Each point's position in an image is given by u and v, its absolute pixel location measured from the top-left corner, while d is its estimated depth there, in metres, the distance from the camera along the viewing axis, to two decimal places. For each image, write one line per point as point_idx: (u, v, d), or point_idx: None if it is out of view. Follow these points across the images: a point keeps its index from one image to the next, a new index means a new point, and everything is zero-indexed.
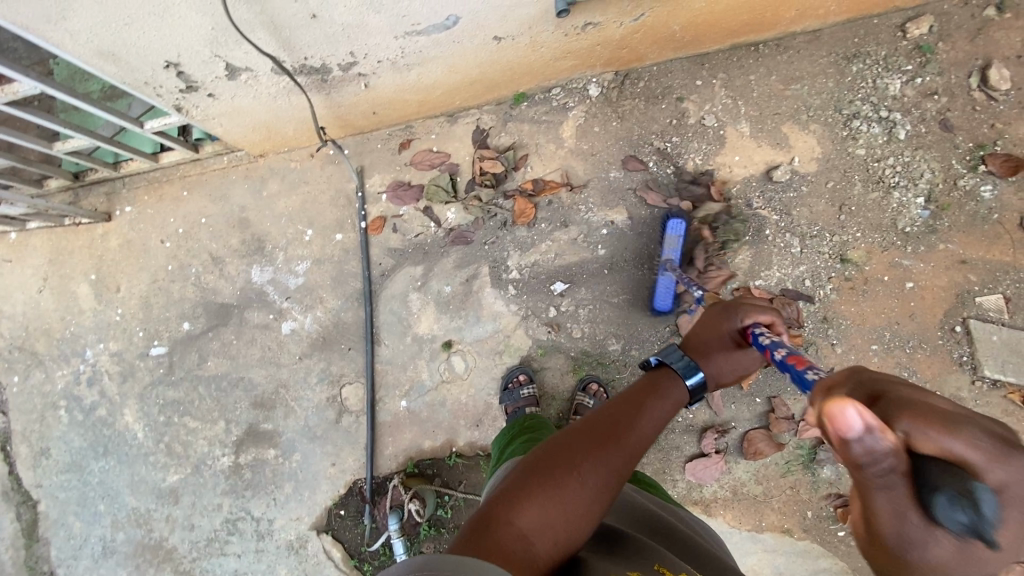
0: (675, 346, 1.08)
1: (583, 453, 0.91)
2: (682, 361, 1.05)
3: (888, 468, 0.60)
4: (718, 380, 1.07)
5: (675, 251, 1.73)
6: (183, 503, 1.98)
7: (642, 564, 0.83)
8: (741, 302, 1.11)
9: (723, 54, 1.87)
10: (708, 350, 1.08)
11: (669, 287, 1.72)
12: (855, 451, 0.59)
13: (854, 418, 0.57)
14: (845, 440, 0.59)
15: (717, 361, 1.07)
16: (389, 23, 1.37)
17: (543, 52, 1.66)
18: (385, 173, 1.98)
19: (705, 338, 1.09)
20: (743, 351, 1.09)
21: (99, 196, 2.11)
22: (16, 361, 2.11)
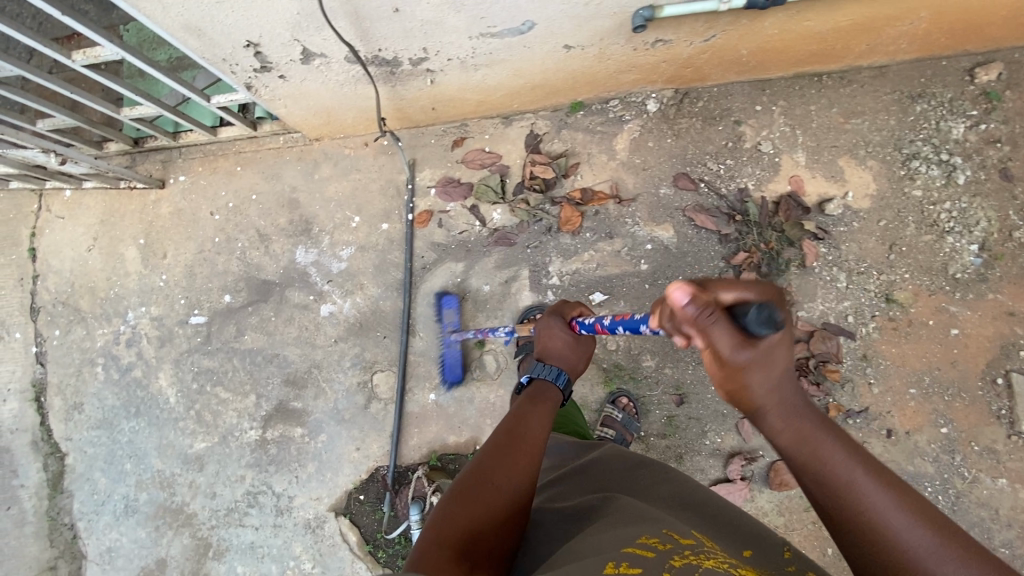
0: (536, 361, 1.48)
1: (492, 465, 1.15)
2: (547, 370, 1.44)
3: (713, 313, 0.86)
4: (575, 365, 1.50)
5: (454, 323, 1.93)
6: (207, 471, 2.02)
7: (651, 529, 1.08)
8: (558, 309, 1.59)
9: (785, 82, 1.87)
10: (555, 351, 1.50)
11: (456, 355, 1.92)
12: (691, 309, 0.86)
13: (681, 289, 0.87)
14: (685, 305, 0.87)
15: (567, 354, 1.49)
16: (467, 23, 1.38)
17: (609, 64, 1.66)
18: (436, 168, 2.01)
19: (548, 343, 1.50)
20: (577, 340, 1.52)
21: (155, 163, 2.16)
22: (59, 315, 2.17)
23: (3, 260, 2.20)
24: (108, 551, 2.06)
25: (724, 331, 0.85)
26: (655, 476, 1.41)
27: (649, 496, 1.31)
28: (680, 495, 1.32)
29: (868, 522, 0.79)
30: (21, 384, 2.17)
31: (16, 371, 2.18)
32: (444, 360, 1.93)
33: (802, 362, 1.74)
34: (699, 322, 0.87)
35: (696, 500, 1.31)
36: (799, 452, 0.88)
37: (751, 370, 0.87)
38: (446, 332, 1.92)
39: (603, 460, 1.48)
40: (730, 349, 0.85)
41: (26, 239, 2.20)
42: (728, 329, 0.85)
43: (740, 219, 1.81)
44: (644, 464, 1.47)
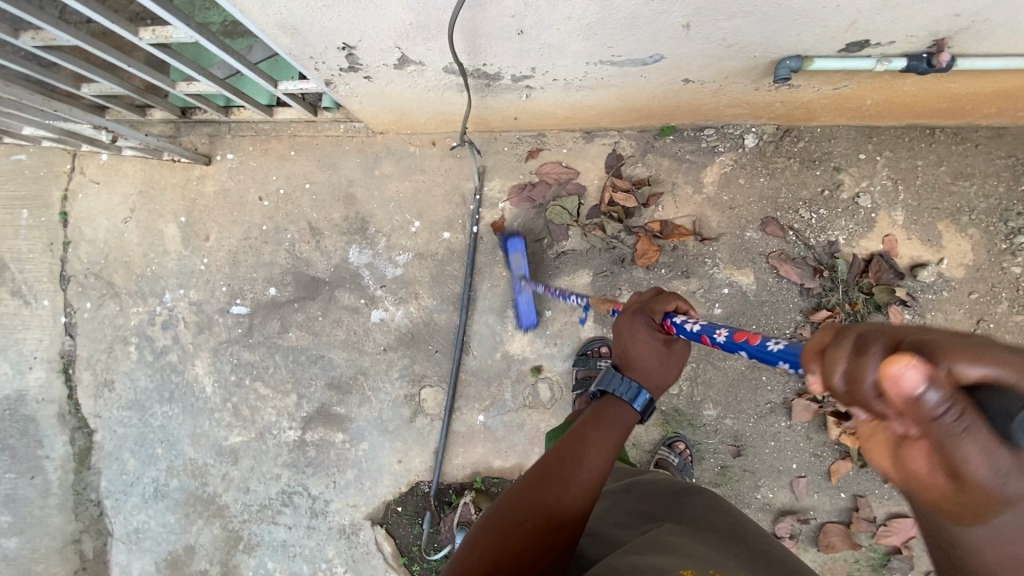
0: (612, 370, 1.17)
1: (529, 496, 0.98)
2: (623, 386, 1.14)
3: (966, 412, 0.44)
4: (661, 382, 1.15)
5: (523, 269, 1.82)
6: (242, 465, 1.98)
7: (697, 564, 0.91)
8: (650, 302, 1.14)
9: (895, 132, 1.74)
10: (640, 360, 1.13)
11: (529, 301, 1.84)
12: (929, 406, 0.44)
13: (914, 371, 0.44)
14: (919, 398, 0.44)
15: (652, 367, 1.13)
16: (591, 50, 1.23)
17: (722, 99, 1.52)
18: (507, 178, 1.89)
19: (628, 352, 1.14)
20: (667, 348, 1.12)
21: (202, 136, 2.02)
22: (91, 287, 2.06)
23: (34, 222, 2.08)
24: (135, 531, 2.04)
25: (981, 444, 0.44)
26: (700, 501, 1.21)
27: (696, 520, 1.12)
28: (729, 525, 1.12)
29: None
30: (48, 354, 2.08)
31: (42, 340, 2.08)
32: (516, 304, 1.85)
33: None
34: (935, 427, 0.45)
35: (748, 533, 1.10)
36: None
37: (1014, 499, 0.47)
38: (515, 278, 1.83)
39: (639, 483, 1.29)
40: (985, 472, 0.45)
41: (58, 202, 2.08)
42: (993, 444, 0.44)
43: (827, 274, 1.72)
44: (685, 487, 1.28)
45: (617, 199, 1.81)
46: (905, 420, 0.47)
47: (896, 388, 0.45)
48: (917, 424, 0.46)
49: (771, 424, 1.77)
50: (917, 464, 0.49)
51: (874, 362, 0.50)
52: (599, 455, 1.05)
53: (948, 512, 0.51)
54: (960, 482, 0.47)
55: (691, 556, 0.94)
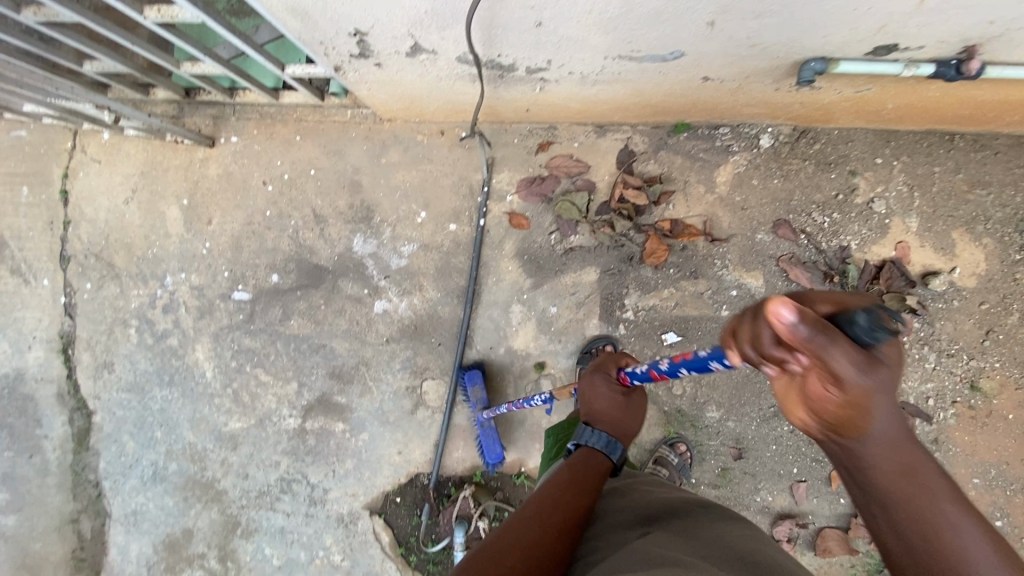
0: (583, 426, 1.22)
1: (513, 536, 0.95)
2: (595, 438, 1.20)
3: (827, 330, 0.57)
4: (628, 430, 1.22)
5: (482, 400, 1.81)
6: (241, 451, 1.98)
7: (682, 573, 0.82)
8: (603, 362, 1.29)
9: (913, 137, 1.71)
10: (607, 413, 1.22)
11: (493, 432, 1.80)
12: (801, 333, 0.57)
13: (783, 307, 0.57)
14: (792, 329, 0.57)
15: (618, 416, 1.22)
16: (610, 44, 1.20)
17: (741, 98, 1.49)
18: (516, 171, 1.85)
19: (593, 407, 1.23)
20: (626, 399, 1.23)
21: (206, 117, 1.98)
22: (91, 268, 2.04)
23: (34, 200, 2.05)
24: (133, 513, 2.04)
25: (844, 350, 0.57)
26: (698, 510, 1.11)
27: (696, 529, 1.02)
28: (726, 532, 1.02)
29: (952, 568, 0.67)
30: (48, 334, 2.06)
31: (42, 319, 2.06)
32: (480, 440, 1.81)
33: None
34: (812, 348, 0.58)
35: (744, 538, 1.00)
36: (895, 489, 0.71)
37: (878, 391, 0.61)
38: (477, 413, 1.79)
39: (631, 492, 1.20)
40: (855, 371, 0.58)
41: (58, 179, 2.05)
42: (850, 345, 0.57)
43: (837, 279, 1.70)
44: (680, 496, 1.18)
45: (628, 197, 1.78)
46: (795, 353, 0.60)
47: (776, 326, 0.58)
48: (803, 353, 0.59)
49: (773, 428, 1.77)
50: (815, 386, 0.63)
51: (763, 322, 0.61)
52: (581, 502, 1.07)
53: (845, 420, 0.65)
54: (841, 386, 0.60)
55: (675, 565, 0.85)
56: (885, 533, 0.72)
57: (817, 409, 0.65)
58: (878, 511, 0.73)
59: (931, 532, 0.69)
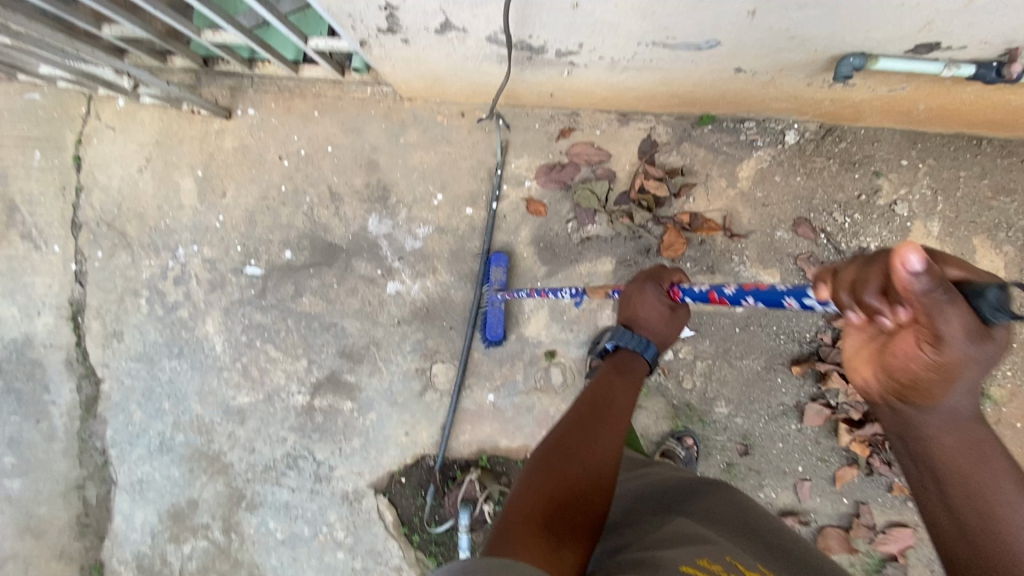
0: (623, 327, 1.28)
1: (575, 435, 1.06)
2: (633, 340, 1.26)
3: (949, 290, 0.59)
4: (666, 340, 1.29)
5: (502, 281, 1.80)
6: (248, 425, 1.98)
7: (713, 554, 0.86)
8: (657, 273, 1.29)
9: (940, 140, 1.69)
10: (647, 321, 1.26)
11: (500, 314, 1.81)
12: (920, 286, 0.58)
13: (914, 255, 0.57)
14: (914, 280, 0.58)
15: (658, 326, 1.26)
16: (645, 30, 1.17)
17: (771, 92, 1.46)
18: (536, 157, 1.83)
19: (637, 312, 1.27)
20: (671, 312, 1.26)
21: (223, 88, 1.95)
22: (102, 236, 2.03)
23: (46, 164, 2.03)
24: (139, 482, 2.06)
25: (959, 315, 0.60)
26: (712, 487, 1.15)
27: (713, 510, 1.06)
28: (746, 518, 1.05)
29: (1000, 549, 0.69)
30: (58, 301, 2.06)
31: (52, 286, 2.06)
32: (486, 317, 1.82)
33: (878, 440, 1.72)
34: (927, 303, 0.60)
35: (760, 521, 1.05)
36: (952, 461, 0.73)
37: (971, 362, 0.65)
38: (493, 291, 1.78)
39: (650, 472, 1.22)
40: (961, 336, 0.61)
41: (71, 145, 2.03)
42: (968, 311, 0.59)
43: None
44: (698, 477, 1.19)
45: (647, 187, 1.76)
46: (897, 307, 0.64)
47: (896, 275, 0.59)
48: (912, 306, 0.62)
49: (781, 425, 1.77)
50: (904, 343, 0.68)
51: (877, 273, 0.65)
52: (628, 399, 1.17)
53: (921, 382, 0.69)
54: (939, 347, 0.63)
55: (704, 545, 0.89)
56: (936, 509, 0.75)
57: (895, 371, 0.71)
58: (931, 484, 0.75)
59: (985, 510, 0.70)
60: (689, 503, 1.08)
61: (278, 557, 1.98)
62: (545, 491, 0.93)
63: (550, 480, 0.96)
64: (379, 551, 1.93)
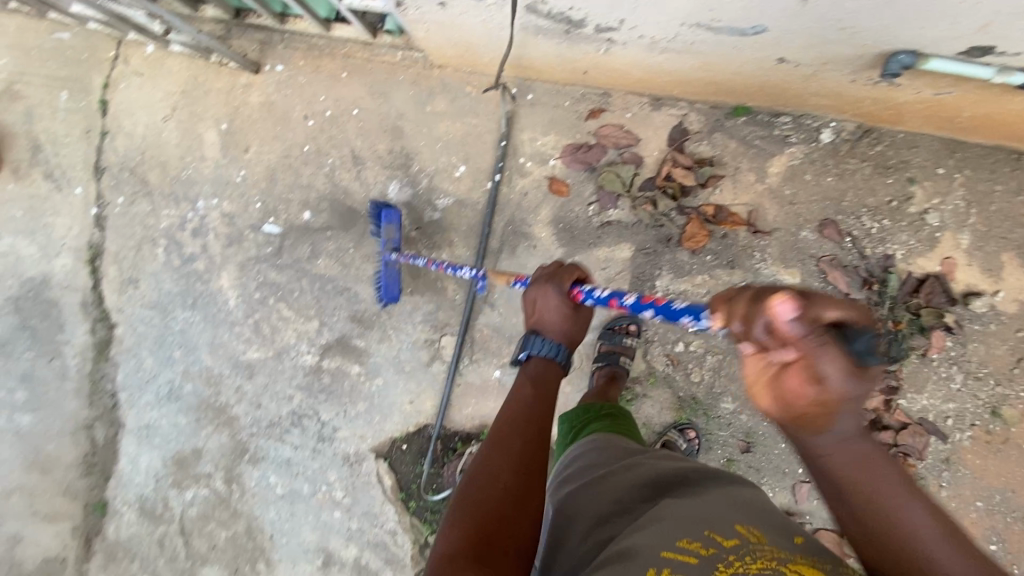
0: (531, 335, 1.23)
1: (498, 459, 1.02)
2: (543, 347, 1.22)
3: (820, 335, 0.71)
4: (576, 340, 1.25)
5: (394, 240, 1.77)
6: (256, 381, 2.01)
7: (689, 530, 0.85)
8: (557, 273, 1.23)
9: (980, 150, 1.64)
10: (553, 323, 1.21)
11: (394, 274, 1.81)
12: (792, 330, 0.70)
13: (783, 300, 0.70)
14: (788, 320, 0.70)
15: (565, 326, 1.22)
16: (690, 10, 1.14)
17: (811, 86, 1.42)
18: (562, 136, 1.81)
19: (543, 319, 1.21)
20: (574, 312, 1.21)
21: (252, 42, 1.93)
22: (124, 182, 2.03)
23: (72, 106, 2.03)
24: (146, 427, 2.10)
25: (831, 355, 0.70)
26: (713, 475, 1.09)
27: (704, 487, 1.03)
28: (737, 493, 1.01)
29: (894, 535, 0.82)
30: (77, 243, 2.08)
31: (72, 228, 2.07)
32: (381, 276, 1.80)
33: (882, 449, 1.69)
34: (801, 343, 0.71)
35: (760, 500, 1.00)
36: (851, 476, 0.86)
37: (846, 395, 0.73)
38: (385, 249, 1.77)
39: (646, 461, 1.17)
40: (835, 373, 0.70)
41: (98, 88, 2.03)
42: (838, 352, 0.70)
43: (875, 287, 1.66)
44: (694, 465, 1.15)
45: (675, 175, 1.74)
46: (787, 345, 0.72)
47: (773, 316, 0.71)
48: (795, 346, 0.71)
49: None
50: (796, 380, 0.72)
51: (763, 309, 0.74)
52: (547, 407, 1.15)
53: (809, 416, 0.76)
54: (821, 385, 0.71)
55: (683, 521, 0.87)
56: (844, 516, 0.88)
57: (784, 403, 0.75)
58: (835, 494, 0.88)
59: (881, 510, 0.84)
60: (680, 488, 1.04)
61: (276, 511, 2.02)
62: (468, 529, 0.90)
63: (475, 517, 0.92)
64: (375, 514, 1.96)
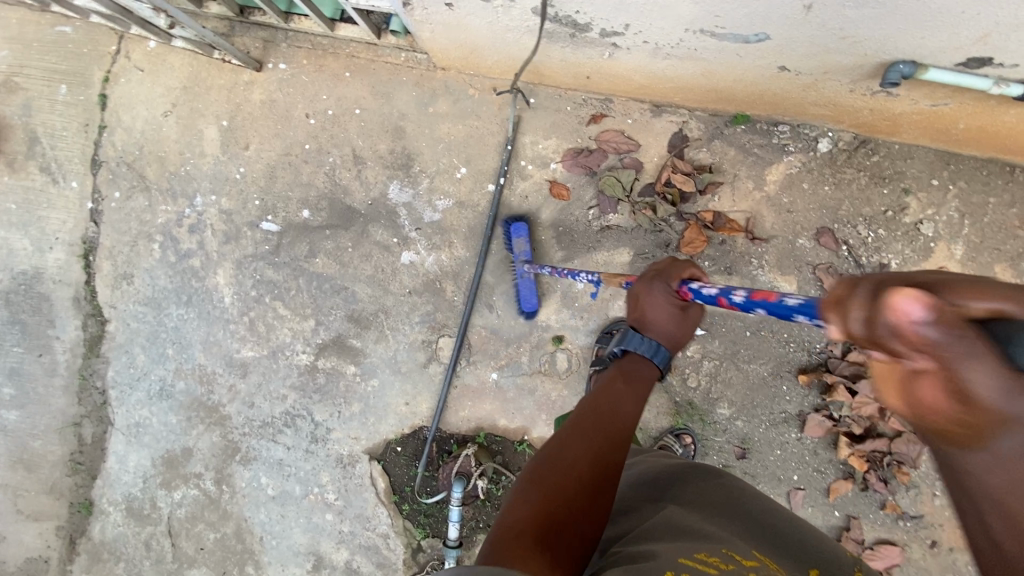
0: (632, 331, 1.22)
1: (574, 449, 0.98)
2: (642, 344, 1.20)
3: (965, 333, 0.49)
4: (681, 340, 1.21)
5: (526, 253, 1.79)
6: (250, 380, 1.99)
7: (709, 545, 0.85)
8: (666, 269, 1.18)
9: (974, 163, 1.67)
10: (655, 321, 1.19)
11: (531, 286, 1.80)
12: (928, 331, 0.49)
13: (910, 301, 0.50)
14: (928, 328, 0.49)
15: (665, 326, 1.18)
16: (695, 16, 1.16)
17: (810, 95, 1.44)
18: (564, 140, 1.82)
19: (645, 316, 1.19)
20: (683, 312, 1.17)
21: (255, 40, 1.94)
22: (121, 177, 2.02)
23: (71, 99, 2.02)
24: (136, 425, 2.06)
25: (986, 366, 0.48)
26: (711, 477, 1.12)
27: (708, 499, 1.05)
28: (740, 508, 1.03)
29: None
30: (71, 237, 2.05)
31: (67, 222, 2.05)
32: (519, 289, 1.82)
33: (876, 456, 1.73)
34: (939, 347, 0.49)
35: (760, 511, 1.03)
36: None
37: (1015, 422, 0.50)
38: (518, 262, 1.80)
39: (639, 465, 1.18)
40: (990, 391, 0.49)
41: (98, 82, 2.02)
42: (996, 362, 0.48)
43: None
44: (687, 464, 1.17)
45: (675, 181, 1.74)
46: (918, 354, 0.51)
47: (897, 320, 0.51)
48: (927, 353, 0.50)
49: (781, 433, 1.77)
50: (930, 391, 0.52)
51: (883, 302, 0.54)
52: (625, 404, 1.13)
53: (951, 439, 0.54)
54: (969, 405, 0.50)
55: (701, 537, 0.88)
56: None
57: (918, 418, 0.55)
58: None
59: None
60: (684, 493, 1.06)
61: (267, 513, 1.99)
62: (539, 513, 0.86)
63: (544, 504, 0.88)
64: (367, 516, 1.94)
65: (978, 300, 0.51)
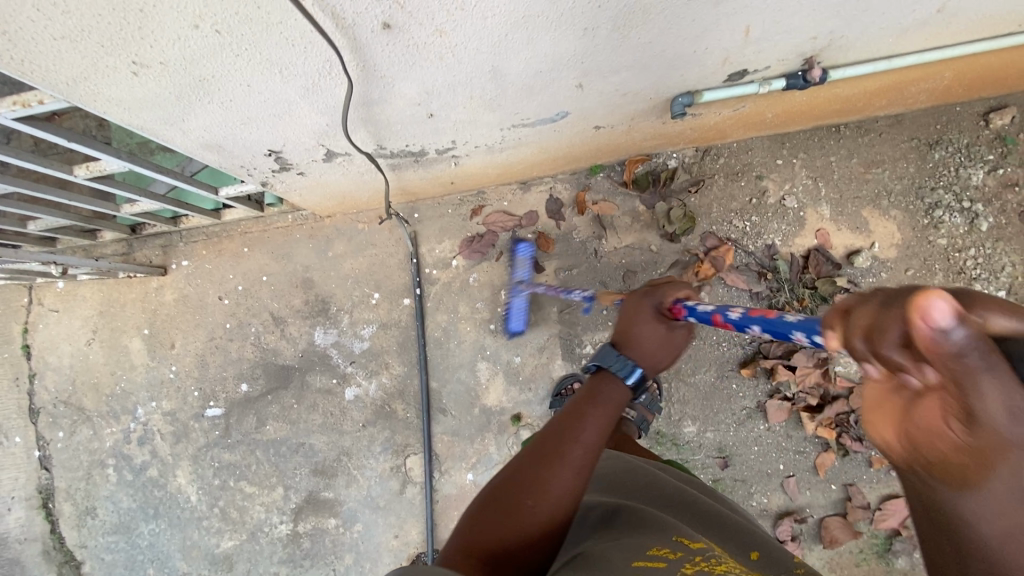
0: (609, 346, 1.08)
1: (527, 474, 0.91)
2: (622, 362, 1.05)
3: (990, 351, 0.45)
4: (656, 366, 1.07)
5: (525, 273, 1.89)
6: (237, 570, 1.94)
7: (662, 535, 0.87)
8: (656, 288, 1.11)
9: (805, 134, 1.86)
10: (639, 337, 1.07)
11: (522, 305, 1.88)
12: (949, 340, 0.46)
13: (944, 306, 0.46)
14: (945, 337, 0.46)
15: (649, 346, 1.06)
16: (501, 118, 1.33)
17: (636, 135, 1.62)
18: (455, 238, 1.95)
19: (630, 331, 1.08)
20: (670, 332, 1.08)
21: (155, 248, 2.07)
22: (61, 416, 2.05)
23: None
24: None
25: (1000, 384, 0.45)
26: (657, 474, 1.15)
27: (655, 492, 1.07)
28: (683, 497, 1.06)
29: None
30: (26, 492, 2.04)
31: (18, 478, 2.05)
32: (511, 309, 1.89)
33: (843, 419, 1.76)
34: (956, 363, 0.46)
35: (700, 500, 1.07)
36: None
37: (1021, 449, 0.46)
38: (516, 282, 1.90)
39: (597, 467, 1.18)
40: (999, 410, 0.45)
41: (18, 336, 2.09)
42: (1009, 381, 0.44)
43: (770, 276, 1.81)
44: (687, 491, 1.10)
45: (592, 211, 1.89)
46: (923, 366, 0.49)
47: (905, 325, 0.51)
48: (936, 364, 0.48)
49: (751, 429, 1.81)
50: (928, 408, 0.50)
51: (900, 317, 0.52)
52: (597, 432, 0.96)
53: (953, 465, 0.50)
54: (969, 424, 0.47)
55: (652, 528, 0.90)
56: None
57: (918, 441, 0.52)
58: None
59: None
60: (633, 491, 1.08)
61: None
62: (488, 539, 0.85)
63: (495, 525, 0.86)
64: None
65: (1007, 322, 0.47)
